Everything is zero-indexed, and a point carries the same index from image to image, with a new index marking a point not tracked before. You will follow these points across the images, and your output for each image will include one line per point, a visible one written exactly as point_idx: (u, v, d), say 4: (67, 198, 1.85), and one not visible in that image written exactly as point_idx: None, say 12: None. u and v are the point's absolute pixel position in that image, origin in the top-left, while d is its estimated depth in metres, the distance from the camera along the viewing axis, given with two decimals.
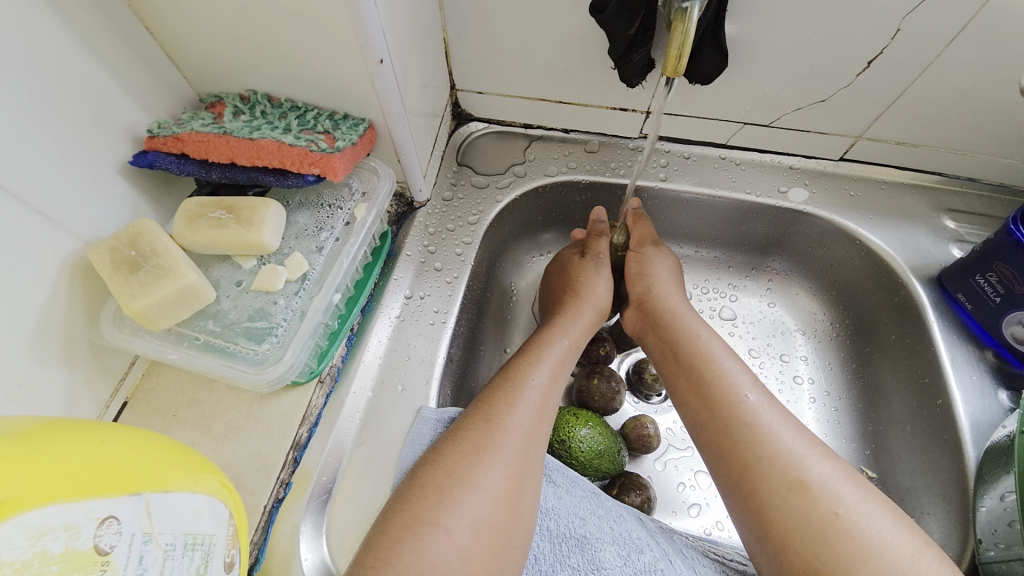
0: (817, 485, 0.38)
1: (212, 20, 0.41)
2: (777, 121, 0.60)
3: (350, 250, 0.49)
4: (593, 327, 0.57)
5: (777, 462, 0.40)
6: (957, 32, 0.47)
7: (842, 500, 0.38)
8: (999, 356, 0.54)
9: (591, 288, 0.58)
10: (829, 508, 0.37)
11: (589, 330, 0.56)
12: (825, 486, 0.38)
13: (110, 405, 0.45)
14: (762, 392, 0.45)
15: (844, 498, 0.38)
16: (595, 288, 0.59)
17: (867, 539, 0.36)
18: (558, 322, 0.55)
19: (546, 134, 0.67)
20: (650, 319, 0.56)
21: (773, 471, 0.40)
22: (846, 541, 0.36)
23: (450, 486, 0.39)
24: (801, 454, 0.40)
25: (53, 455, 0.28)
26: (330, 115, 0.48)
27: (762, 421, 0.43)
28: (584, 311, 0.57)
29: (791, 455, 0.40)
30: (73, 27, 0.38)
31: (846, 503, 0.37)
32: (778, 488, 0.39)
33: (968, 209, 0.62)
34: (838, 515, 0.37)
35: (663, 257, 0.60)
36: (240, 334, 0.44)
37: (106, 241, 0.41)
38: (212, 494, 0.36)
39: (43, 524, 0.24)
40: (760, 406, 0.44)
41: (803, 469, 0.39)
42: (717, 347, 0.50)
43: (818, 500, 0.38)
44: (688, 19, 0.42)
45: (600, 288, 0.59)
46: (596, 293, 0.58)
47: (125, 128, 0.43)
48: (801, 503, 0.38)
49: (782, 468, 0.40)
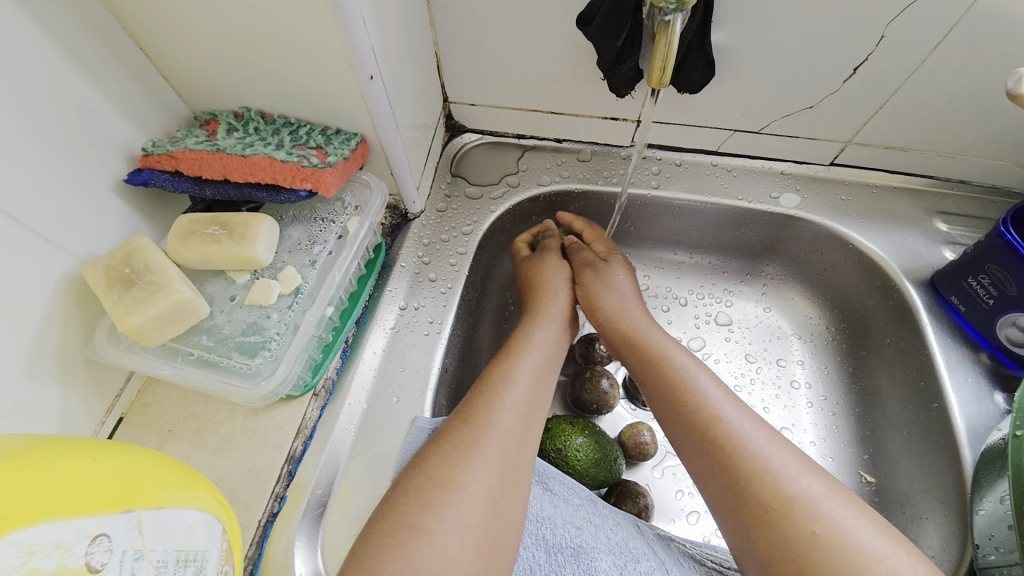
0: (796, 501, 0.38)
1: (204, 41, 0.42)
2: (767, 128, 0.60)
3: (342, 263, 0.49)
4: (569, 326, 0.58)
5: (756, 476, 0.40)
6: (941, 37, 0.47)
7: (821, 517, 0.37)
8: (994, 358, 0.54)
9: (551, 287, 0.60)
10: (807, 527, 0.37)
11: (564, 327, 0.57)
12: (805, 500, 0.38)
13: (105, 422, 0.45)
14: (738, 407, 0.45)
15: (824, 515, 0.37)
16: (556, 283, 0.60)
17: (848, 557, 0.35)
18: (530, 318, 0.56)
19: (538, 144, 0.67)
20: (618, 334, 0.56)
21: (752, 490, 0.40)
22: (826, 560, 0.36)
23: (431, 488, 0.39)
24: (779, 470, 0.40)
25: (44, 472, 0.29)
26: (322, 130, 0.49)
27: (740, 436, 0.43)
28: (560, 308, 0.58)
29: (769, 472, 0.40)
30: (68, 50, 0.38)
31: (824, 520, 0.37)
32: (756, 508, 0.39)
33: (959, 211, 0.62)
34: (816, 534, 0.37)
35: (616, 272, 0.60)
36: (234, 348, 0.44)
37: (101, 258, 0.41)
38: (205, 509, 0.36)
39: (35, 542, 0.24)
40: (735, 421, 0.44)
41: (782, 487, 0.39)
42: (688, 357, 0.51)
43: (796, 519, 0.38)
44: (671, 32, 0.43)
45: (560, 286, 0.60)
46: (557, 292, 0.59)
47: (119, 147, 0.44)
48: (781, 523, 0.38)
49: (760, 487, 0.40)
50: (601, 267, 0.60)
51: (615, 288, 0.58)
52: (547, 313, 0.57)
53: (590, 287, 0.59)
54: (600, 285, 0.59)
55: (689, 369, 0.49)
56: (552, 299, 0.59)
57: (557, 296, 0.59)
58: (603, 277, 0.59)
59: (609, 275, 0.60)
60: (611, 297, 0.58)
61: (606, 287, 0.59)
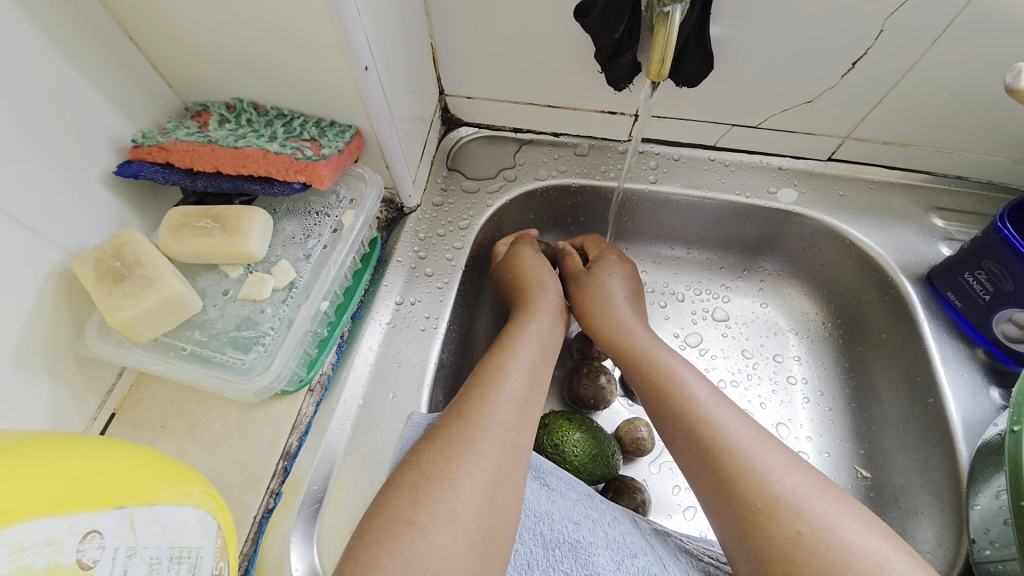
0: (781, 502, 0.38)
1: (195, 30, 0.41)
2: (765, 122, 0.60)
3: (337, 257, 0.49)
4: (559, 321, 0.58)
5: (743, 475, 0.40)
6: (940, 31, 0.47)
7: (807, 517, 0.37)
8: (990, 354, 0.54)
9: (540, 281, 0.59)
10: (792, 527, 0.37)
11: (557, 322, 0.57)
12: (791, 500, 0.38)
13: (97, 417, 0.45)
14: (724, 406, 0.45)
15: (809, 514, 0.37)
16: (543, 278, 0.60)
17: (833, 555, 0.35)
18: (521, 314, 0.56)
19: (535, 138, 0.67)
20: (607, 334, 0.56)
21: (740, 490, 0.40)
22: (812, 559, 0.35)
23: (425, 484, 0.38)
24: (765, 470, 0.40)
25: (34, 468, 0.28)
26: (316, 122, 0.48)
27: (727, 436, 0.42)
28: (549, 304, 0.57)
29: (754, 473, 0.40)
30: (55, 38, 0.37)
31: (810, 520, 0.37)
32: (742, 508, 0.39)
33: (956, 207, 0.62)
34: (801, 534, 0.37)
35: (601, 277, 0.60)
36: (227, 343, 0.43)
37: (90, 251, 0.40)
38: (198, 506, 0.36)
39: (26, 539, 0.24)
40: (722, 421, 0.44)
41: (766, 487, 0.39)
42: (673, 357, 0.51)
43: (782, 519, 0.37)
44: (670, 24, 0.42)
45: (548, 280, 0.60)
46: (547, 289, 0.59)
47: (109, 138, 0.43)
48: (766, 523, 0.38)
49: (747, 487, 0.40)
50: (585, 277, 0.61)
51: (600, 293, 0.58)
52: (537, 308, 0.56)
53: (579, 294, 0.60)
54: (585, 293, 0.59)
55: (674, 370, 0.49)
56: (540, 295, 0.58)
57: (545, 292, 0.58)
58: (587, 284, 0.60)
59: (601, 277, 0.59)
60: (597, 300, 0.58)
61: (590, 292, 0.59)
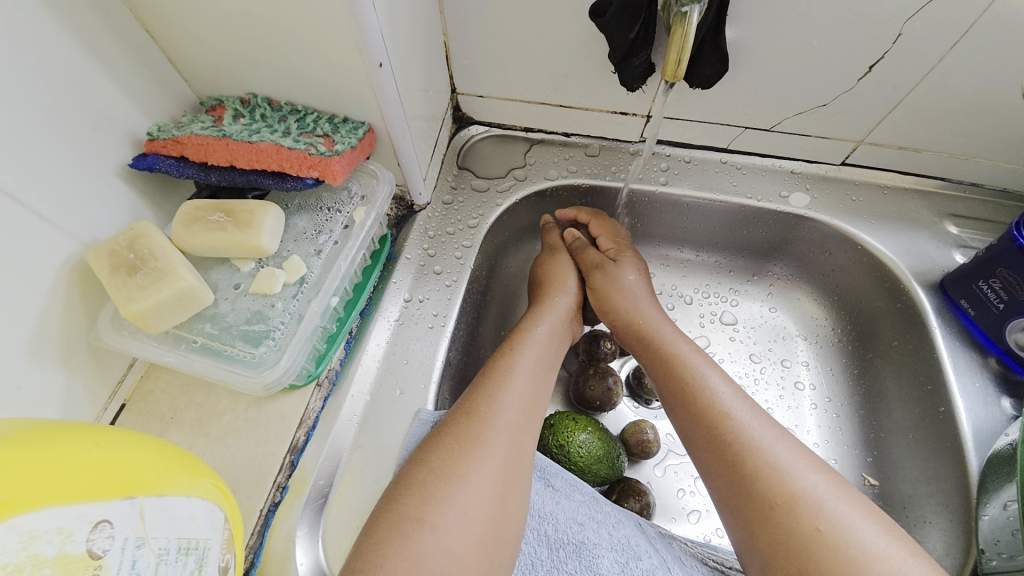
0: (801, 499, 0.38)
1: (212, 24, 0.41)
2: (778, 126, 0.60)
3: (348, 254, 0.49)
4: (572, 320, 0.59)
5: (762, 475, 0.40)
6: (959, 37, 0.46)
7: (827, 514, 0.37)
8: (1002, 363, 0.53)
9: (562, 280, 0.61)
10: (812, 524, 0.37)
11: (566, 316, 0.57)
12: (811, 498, 0.38)
13: (107, 408, 0.45)
14: (747, 405, 0.45)
15: (829, 512, 0.37)
16: (568, 279, 0.61)
17: (852, 554, 0.35)
18: (534, 310, 0.56)
19: (546, 137, 0.67)
20: (630, 329, 0.56)
21: (756, 488, 0.40)
22: (831, 556, 0.35)
23: (433, 481, 0.39)
24: (787, 468, 0.40)
25: (45, 457, 0.28)
26: (330, 118, 0.48)
27: (747, 435, 0.42)
28: (560, 297, 0.59)
29: (776, 469, 0.40)
30: (73, 31, 0.38)
31: (830, 517, 0.37)
32: (761, 505, 0.39)
33: (970, 214, 0.61)
34: (820, 531, 0.36)
35: (625, 273, 0.59)
36: (238, 337, 0.44)
37: (105, 243, 0.41)
38: (207, 498, 0.36)
39: (35, 527, 0.24)
40: (743, 421, 0.43)
41: (787, 484, 0.39)
42: (698, 357, 0.50)
43: (801, 515, 0.37)
44: (687, 23, 0.42)
45: (569, 278, 0.61)
46: (566, 282, 0.60)
47: (124, 131, 0.43)
48: (785, 519, 0.38)
49: (766, 485, 0.39)
50: (608, 269, 0.60)
51: (627, 290, 0.58)
52: (551, 302, 0.57)
53: (602, 289, 0.59)
54: (611, 288, 0.59)
55: (699, 367, 0.49)
56: (558, 292, 0.59)
57: (564, 290, 0.60)
58: (613, 279, 0.59)
59: (620, 275, 0.59)
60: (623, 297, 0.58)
61: (617, 288, 0.58)
